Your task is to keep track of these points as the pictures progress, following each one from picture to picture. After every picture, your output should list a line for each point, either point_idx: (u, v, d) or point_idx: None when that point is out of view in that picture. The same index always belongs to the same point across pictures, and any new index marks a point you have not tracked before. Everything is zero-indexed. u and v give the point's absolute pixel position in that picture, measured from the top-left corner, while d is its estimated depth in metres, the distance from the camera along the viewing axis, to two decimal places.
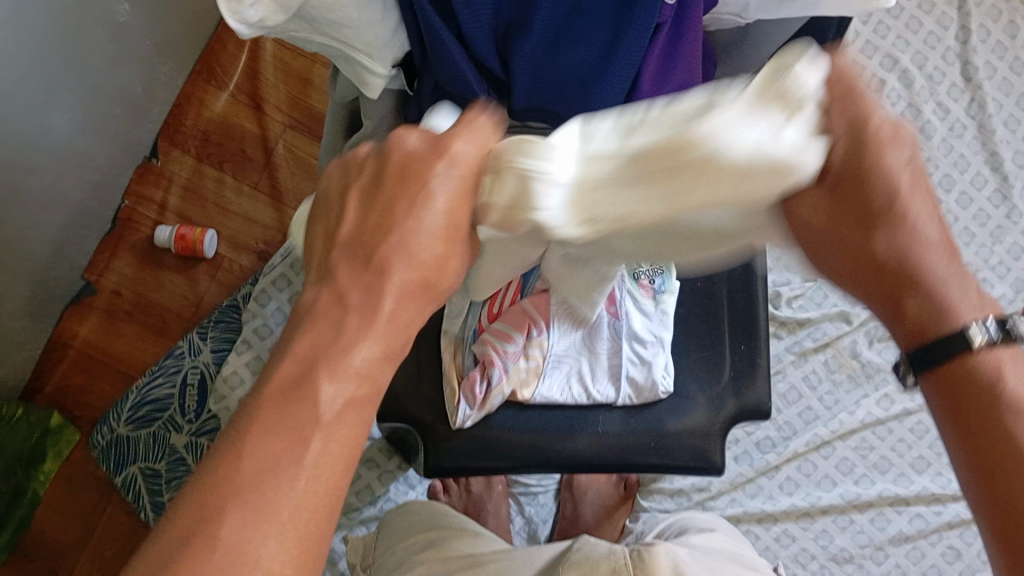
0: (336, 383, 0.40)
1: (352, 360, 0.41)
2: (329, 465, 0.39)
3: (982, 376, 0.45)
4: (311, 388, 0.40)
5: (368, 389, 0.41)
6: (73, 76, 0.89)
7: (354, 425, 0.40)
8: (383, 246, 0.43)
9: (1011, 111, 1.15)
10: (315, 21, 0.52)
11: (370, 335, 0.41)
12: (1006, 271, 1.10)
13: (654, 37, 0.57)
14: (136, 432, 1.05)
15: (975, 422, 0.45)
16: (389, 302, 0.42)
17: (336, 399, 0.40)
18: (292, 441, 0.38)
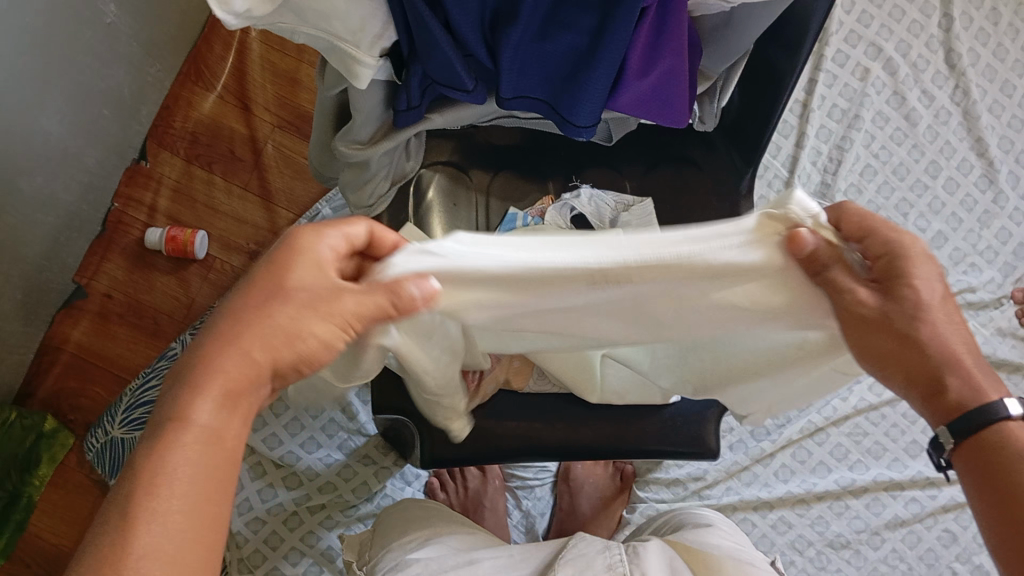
0: (189, 441, 0.43)
1: (208, 419, 0.43)
2: (181, 513, 0.41)
3: (1013, 449, 0.47)
4: (165, 447, 0.42)
5: (224, 446, 0.44)
6: (61, 78, 0.89)
7: (207, 479, 0.43)
8: (243, 323, 0.45)
9: (995, 97, 1.16)
10: (302, 12, 0.52)
11: (214, 391, 0.44)
12: (995, 255, 1.11)
13: (640, 22, 0.57)
14: (131, 435, 1.02)
15: (1003, 492, 0.47)
16: (247, 367, 0.45)
17: (191, 455, 0.42)
18: (144, 495, 0.41)
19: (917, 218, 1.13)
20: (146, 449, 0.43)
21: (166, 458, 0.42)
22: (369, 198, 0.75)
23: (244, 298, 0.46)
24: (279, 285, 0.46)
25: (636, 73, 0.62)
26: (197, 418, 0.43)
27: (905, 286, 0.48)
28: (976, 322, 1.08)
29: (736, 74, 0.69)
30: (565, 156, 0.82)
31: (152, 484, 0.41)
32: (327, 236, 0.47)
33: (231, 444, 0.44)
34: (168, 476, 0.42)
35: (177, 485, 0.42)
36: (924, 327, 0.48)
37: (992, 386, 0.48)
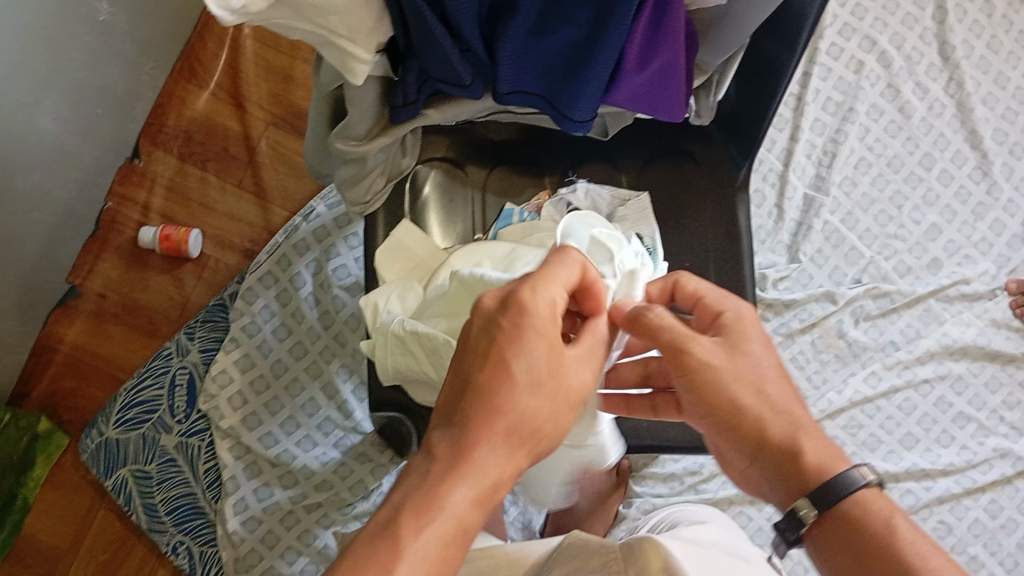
0: (430, 525, 0.44)
1: (450, 505, 0.45)
2: None
3: (876, 519, 0.50)
4: (408, 532, 0.44)
5: (461, 530, 0.45)
6: (56, 74, 0.89)
7: (442, 562, 0.44)
8: (477, 407, 0.48)
9: (989, 89, 1.16)
10: (302, 8, 0.52)
11: (459, 484, 0.46)
12: (989, 247, 1.12)
13: (639, 16, 0.57)
14: (126, 435, 1.04)
15: (868, 556, 0.50)
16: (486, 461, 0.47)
17: (435, 543, 0.44)
18: (384, 572, 0.42)
19: (911, 210, 1.13)
20: (384, 528, 0.44)
21: (408, 539, 0.43)
22: (365, 193, 0.74)
23: (473, 378, 0.48)
24: (507, 364, 0.48)
25: (633, 67, 0.62)
26: (445, 506, 0.45)
27: (740, 350, 0.55)
28: (971, 314, 1.08)
29: (733, 68, 0.69)
30: (560, 150, 0.82)
31: (391, 565, 0.43)
32: (550, 285, 0.50)
33: (463, 531, 0.46)
34: (410, 559, 0.43)
35: (427, 569, 0.43)
36: (769, 390, 0.55)
37: (834, 455, 0.53)
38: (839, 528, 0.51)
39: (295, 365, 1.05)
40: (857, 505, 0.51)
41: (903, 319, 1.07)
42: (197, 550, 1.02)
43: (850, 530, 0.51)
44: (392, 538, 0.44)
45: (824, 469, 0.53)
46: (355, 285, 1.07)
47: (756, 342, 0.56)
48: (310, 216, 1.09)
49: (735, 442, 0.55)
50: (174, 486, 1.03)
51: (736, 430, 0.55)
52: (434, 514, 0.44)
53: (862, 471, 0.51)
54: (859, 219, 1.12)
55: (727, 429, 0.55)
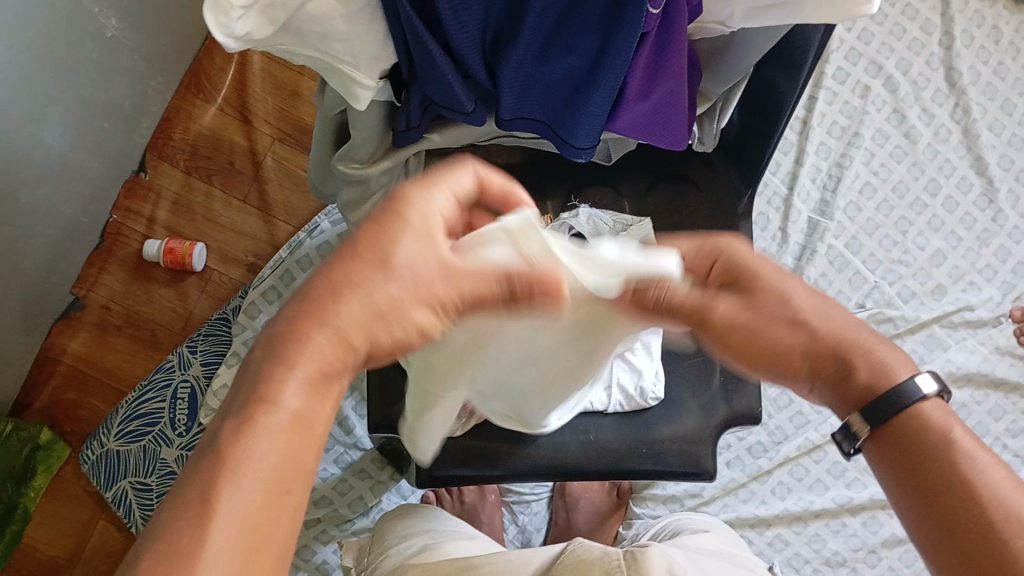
0: (285, 397, 0.42)
1: (289, 398, 0.42)
2: (262, 499, 0.40)
3: (932, 431, 0.49)
4: (245, 430, 0.41)
5: (307, 424, 0.43)
6: (65, 90, 0.90)
7: (294, 450, 0.42)
8: (327, 287, 0.43)
9: (995, 116, 1.16)
10: (304, 35, 0.52)
11: (295, 380, 0.42)
12: (994, 274, 1.11)
13: (640, 46, 0.57)
14: (127, 447, 1.05)
15: (927, 472, 0.49)
16: (320, 342, 0.43)
17: (276, 438, 0.42)
18: (225, 475, 0.40)
19: (915, 235, 1.13)
20: (221, 427, 0.42)
21: (246, 439, 0.41)
22: (368, 217, 0.75)
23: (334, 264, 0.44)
24: (380, 243, 0.43)
25: (635, 96, 0.62)
26: (282, 404, 0.42)
27: (754, 283, 0.52)
28: (975, 341, 1.07)
29: (736, 96, 0.69)
30: (564, 175, 0.81)
31: (230, 464, 0.40)
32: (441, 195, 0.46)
33: (310, 425, 0.43)
34: (247, 459, 0.41)
35: (259, 478, 0.41)
36: (798, 317, 0.52)
37: (904, 363, 0.51)
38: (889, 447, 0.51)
39: None
40: (908, 426, 0.50)
41: (907, 345, 1.07)
42: None
43: (897, 451, 0.51)
44: (221, 450, 0.41)
45: (881, 383, 0.51)
46: None
47: (767, 275, 0.52)
48: (315, 231, 1.10)
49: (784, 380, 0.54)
50: None
51: (785, 368, 0.53)
52: (268, 415, 0.42)
53: (918, 380, 0.50)
54: (864, 243, 1.12)
55: (771, 367, 0.53)
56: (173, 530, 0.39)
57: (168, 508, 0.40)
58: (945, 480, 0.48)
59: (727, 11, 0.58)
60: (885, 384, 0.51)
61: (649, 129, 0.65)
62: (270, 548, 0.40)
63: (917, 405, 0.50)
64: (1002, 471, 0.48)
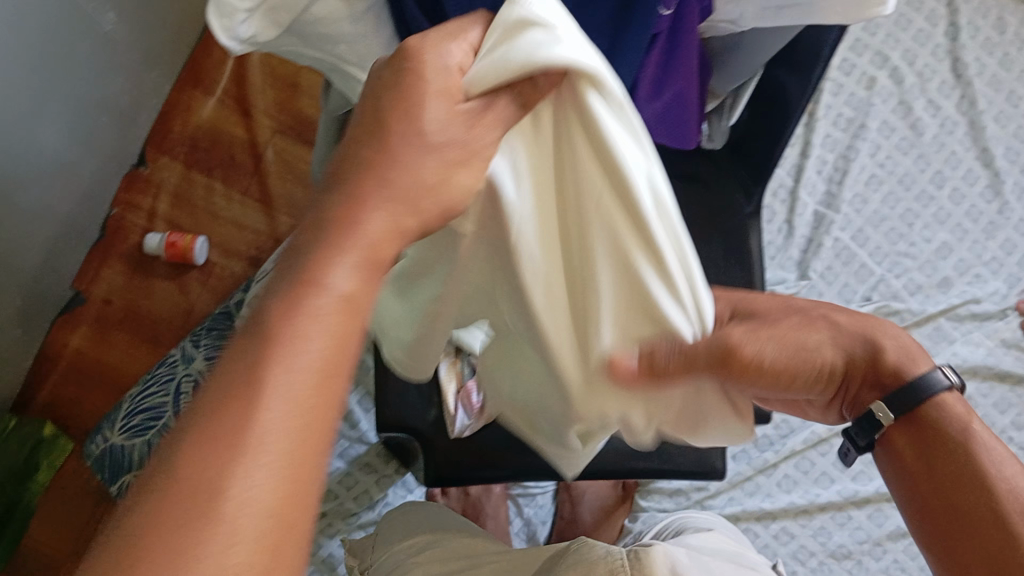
0: (343, 270, 0.40)
1: (333, 281, 0.39)
2: (316, 385, 0.38)
3: (954, 435, 0.50)
4: (298, 307, 0.38)
5: (356, 300, 0.40)
6: (61, 85, 0.88)
7: (346, 327, 0.39)
8: (369, 154, 0.42)
9: (1002, 107, 1.15)
10: (309, 37, 0.52)
11: (310, 301, 0.39)
12: (1000, 266, 1.10)
13: (649, 47, 0.56)
14: (130, 441, 1.02)
15: (949, 477, 0.49)
16: (373, 223, 0.42)
17: (325, 325, 0.39)
18: (278, 352, 0.37)
19: (921, 228, 1.12)
20: (273, 302, 0.39)
21: (295, 317, 0.38)
22: None
23: (354, 155, 0.43)
24: (411, 117, 0.41)
25: (646, 97, 0.60)
26: (331, 282, 0.39)
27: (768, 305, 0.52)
28: (981, 334, 1.07)
29: (746, 93, 0.68)
30: None
31: (276, 340, 0.37)
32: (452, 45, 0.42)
33: (355, 306, 0.40)
34: (302, 335, 0.38)
35: (313, 353, 0.38)
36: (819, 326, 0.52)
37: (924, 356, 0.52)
38: (897, 443, 0.52)
39: None
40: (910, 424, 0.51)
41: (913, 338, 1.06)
42: None
43: (902, 446, 0.52)
44: (252, 357, 0.37)
45: (903, 371, 0.51)
46: None
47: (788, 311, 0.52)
48: None
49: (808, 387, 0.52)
50: None
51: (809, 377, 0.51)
52: (296, 324, 0.38)
53: (938, 372, 0.51)
54: (870, 236, 1.11)
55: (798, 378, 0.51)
56: (225, 397, 0.36)
57: (216, 381, 0.37)
58: (947, 475, 0.49)
59: (737, 11, 0.57)
60: (911, 369, 0.51)
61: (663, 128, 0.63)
62: (320, 444, 0.37)
63: (933, 396, 0.50)
64: (1010, 462, 0.48)
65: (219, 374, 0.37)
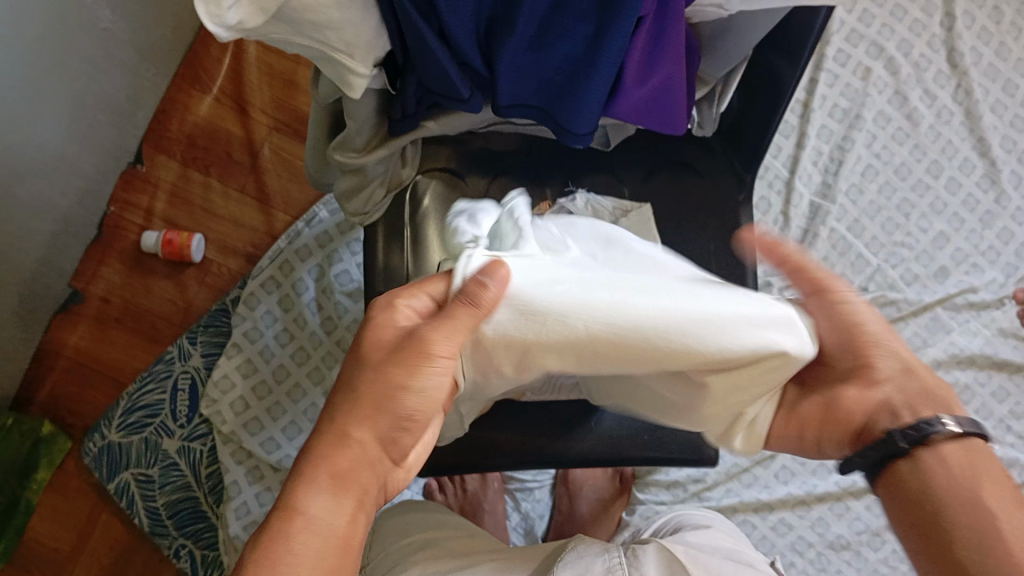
0: (322, 501, 0.52)
1: (308, 508, 0.52)
2: (327, 561, 0.51)
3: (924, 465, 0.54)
4: (282, 536, 0.50)
5: (345, 539, 0.52)
6: (57, 83, 0.89)
7: (346, 534, 0.52)
8: (340, 467, 0.53)
9: (998, 97, 1.16)
10: (297, 24, 0.51)
11: (320, 488, 0.52)
12: (997, 255, 1.11)
13: (637, 30, 0.56)
14: (128, 439, 1.04)
15: (920, 505, 0.54)
16: (352, 443, 0.54)
17: (312, 538, 0.51)
18: (284, 563, 0.49)
19: (918, 218, 1.12)
20: (276, 511, 0.52)
21: (295, 530, 0.51)
22: (365, 205, 0.74)
23: (317, 440, 0.54)
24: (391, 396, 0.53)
25: (633, 81, 0.61)
26: (305, 510, 0.51)
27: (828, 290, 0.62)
28: (978, 323, 1.07)
29: (736, 80, 0.68)
30: (564, 163, 0.81)
31: (283, 554, 0.50)
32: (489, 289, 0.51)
33: (349, 545, 0.52)
34: (298, 553, 0.50)
35: (311, 560, 0.50)
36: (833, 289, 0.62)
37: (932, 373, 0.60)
38: (939, 459, 0.54)
39: (298, 371, 1.05)
40: (950, 450, 0.54)
41: (910, 328, 1.06)
42: (200, 555, 1.02)
43: (946, 465, 0.54)
44: (292, 495, 0.52)
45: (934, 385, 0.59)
46: (357, 291, 1.06)
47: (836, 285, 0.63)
48: (313, 221, 1.09)
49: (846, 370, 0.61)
50: (176, 489, 1.03)
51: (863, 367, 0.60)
52: (300, 518, 0.51)
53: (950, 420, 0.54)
54: (866, 227, 1.11)
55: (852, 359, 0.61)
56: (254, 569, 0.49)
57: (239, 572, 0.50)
58: (985, 495, 0.52)
59: None
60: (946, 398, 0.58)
61: (648, 111, 0.64)
62: None
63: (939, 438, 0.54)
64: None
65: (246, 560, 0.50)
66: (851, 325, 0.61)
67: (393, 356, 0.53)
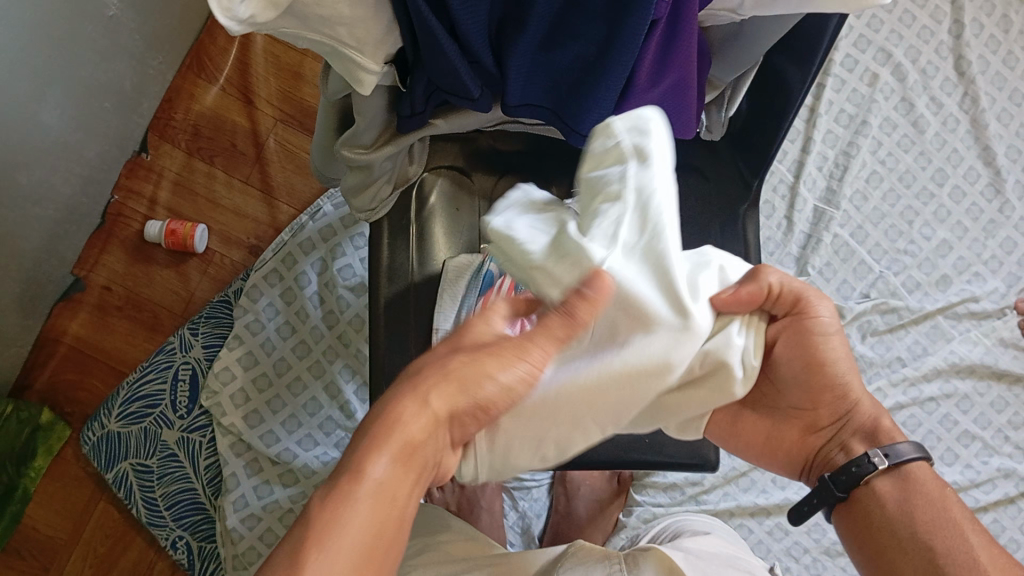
0: (384, 466, 0.46)
1: (371, 472, 0.46)
2: (379, 532, 0.45)
3: (874, 503, 0.59)
4: (339, 501, 0.45)
5: (398, 513, 0.47)
6: (63, 70, 0.88)
7: (401, 505, 0.47)
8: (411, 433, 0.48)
9: (1004, 106, 1.16)
10: (309, 19, 0.50)
11: (385, 451, 0.47)
12: (999, 265, 1.11)
13: (650, 33, 0.56)
14: (127, 429, 1.04)
15: (871, 537, 0.59)
16: (422, 420, 0.48)
17: (370, 505, 0.45)
18: (337, 525, 0.44)
19: (921, 226, 1.12)
20: (334, 476, 0.46)
21: (354, 491, 0.45)
22: (370, 202, 0.73)
23: (389, 401, 0.49)
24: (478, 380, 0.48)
25: (644, 84, 0.61)
26: (368, 474, 0.46)
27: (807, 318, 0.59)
28: (978, 332, 1.07)
29: (745, 85, 0.68)
30: (569, 164, 0.81)
31: (336, 519, 0.44)
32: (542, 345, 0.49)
33: (401, 519, 0.47)
34: (355, 517, 0.44)
35: (364, 525, 0.45)
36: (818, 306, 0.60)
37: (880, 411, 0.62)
38: (878, 495, 0.59)
39: (299, 364, 1.05)
40: (883, 485, 0.59)
41: (911, 336, 1.06)
42: (196, 545, 1.02)
43: (884, 501, 0.59)
44: (361, 455, 0.46)
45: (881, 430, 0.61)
46: (360, 285, 1.06)
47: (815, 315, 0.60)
48: (317, 215, 1.09)
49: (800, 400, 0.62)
50: (175, 480, 1.03)
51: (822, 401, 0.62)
52: (357, 481, 0.46)
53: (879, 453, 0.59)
54: (869, 233, 1.11)
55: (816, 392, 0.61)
56: (304, 532, 0.44)
57: (295, 534, 0.44)
58: (922, 523, 0.57)
59: None
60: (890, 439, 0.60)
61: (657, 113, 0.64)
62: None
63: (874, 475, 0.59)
64: (973, 527, 0.57)
65: (303, 524, 0.45)
66: (814, 365, 0.60)
67: (493, 347, 0.49)
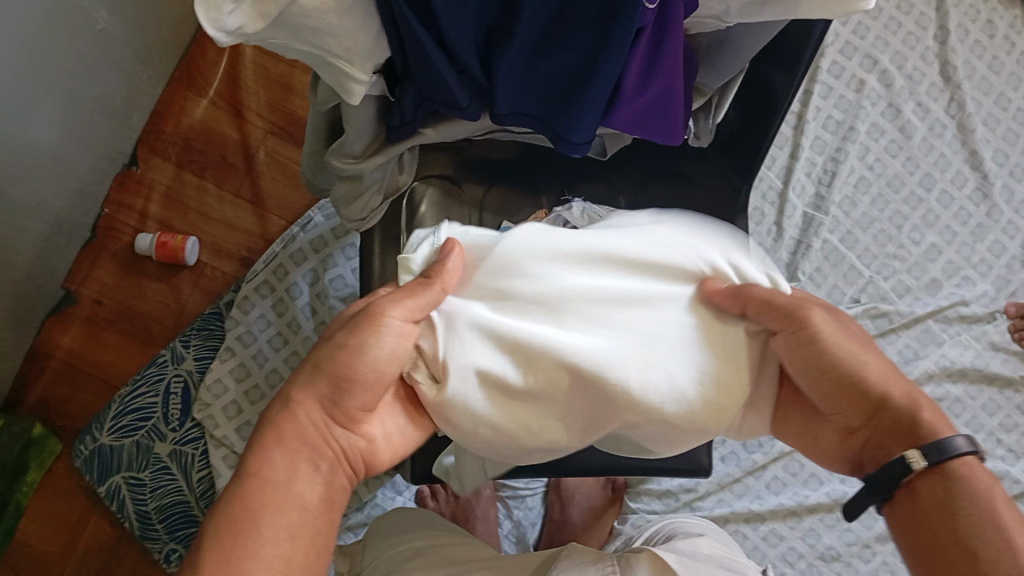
0: (280, 460, 0.51)
1: (265, 472, 0.50)
2: (289, 512, 0.49)
3: (924, 496, 0.50)
4: (240, 497, 0.49)
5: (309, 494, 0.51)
6: (54, 82, 0.89)
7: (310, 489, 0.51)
8: (291, 427, 0.53)
9: (990, 111, 1.16)
10: (298, 31, 0.51)
11: (276, 450, 0.52)
12: (988, 268, 1.11)
13: (636, 41, 0.57)
14: (119, 442, 1.04)
15: (929, 535, 0.49)
16: (306, 415, 0.53)
17: (275, 496, 0.49)
18: (247, 524, 0.48)
19: (910, 230, 1.12)
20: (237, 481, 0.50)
21: (250, 489, 0.49)
22: (361, 212, 0.74)
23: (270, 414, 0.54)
24: (352, 356, 0.54)
25: (632, 92, 0.61)
26: (261, 472, 0.50)
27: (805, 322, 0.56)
28: (969, 336, 1.07)
29: (732, 92, 0.68)
30: (561, 172, 0.81)
31: (242, 516, 0.48)
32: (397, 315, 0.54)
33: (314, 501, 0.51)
34: (258, 510, 0.49)
35: (273, 516, 0.49)
36: (816, 310, 0.56)
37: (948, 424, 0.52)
38: (917, 494, 0.51)
39: (291, 375, 1.05)
40: (924, 483, 0.50)
41: (902, 340, 1.07)
42: None
43: (923, 497, 0.50)
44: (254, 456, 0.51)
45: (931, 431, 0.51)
46: (351, 295, 1.07)
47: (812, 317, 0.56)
48: (308, 226, 1.10)
49: (839, 409, 0.56)
50: (168, 493, 1.02)
51: (849, 399, 0.55)
52: (255, 481, 0.50)
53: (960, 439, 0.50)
54: (858, 238, 1.12)
55: (839, 394, 0.55)
56: (218, 536, 0.47)
57: (202, 542, 0.48)
58: (961, 523, 0.48)
59: (723, 6, 0.57)
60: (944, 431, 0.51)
61: (646, 120, 0.64)
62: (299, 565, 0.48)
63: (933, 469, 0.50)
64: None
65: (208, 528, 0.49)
66: (823, 365, 0.56)
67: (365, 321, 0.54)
